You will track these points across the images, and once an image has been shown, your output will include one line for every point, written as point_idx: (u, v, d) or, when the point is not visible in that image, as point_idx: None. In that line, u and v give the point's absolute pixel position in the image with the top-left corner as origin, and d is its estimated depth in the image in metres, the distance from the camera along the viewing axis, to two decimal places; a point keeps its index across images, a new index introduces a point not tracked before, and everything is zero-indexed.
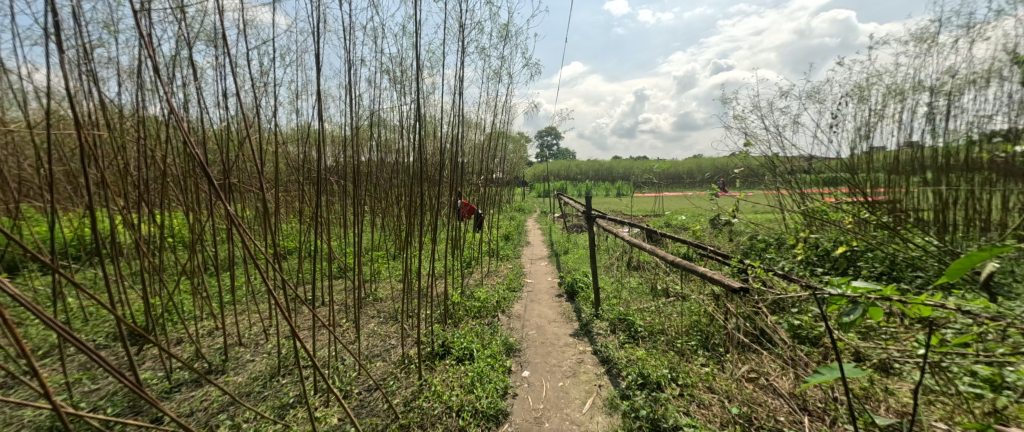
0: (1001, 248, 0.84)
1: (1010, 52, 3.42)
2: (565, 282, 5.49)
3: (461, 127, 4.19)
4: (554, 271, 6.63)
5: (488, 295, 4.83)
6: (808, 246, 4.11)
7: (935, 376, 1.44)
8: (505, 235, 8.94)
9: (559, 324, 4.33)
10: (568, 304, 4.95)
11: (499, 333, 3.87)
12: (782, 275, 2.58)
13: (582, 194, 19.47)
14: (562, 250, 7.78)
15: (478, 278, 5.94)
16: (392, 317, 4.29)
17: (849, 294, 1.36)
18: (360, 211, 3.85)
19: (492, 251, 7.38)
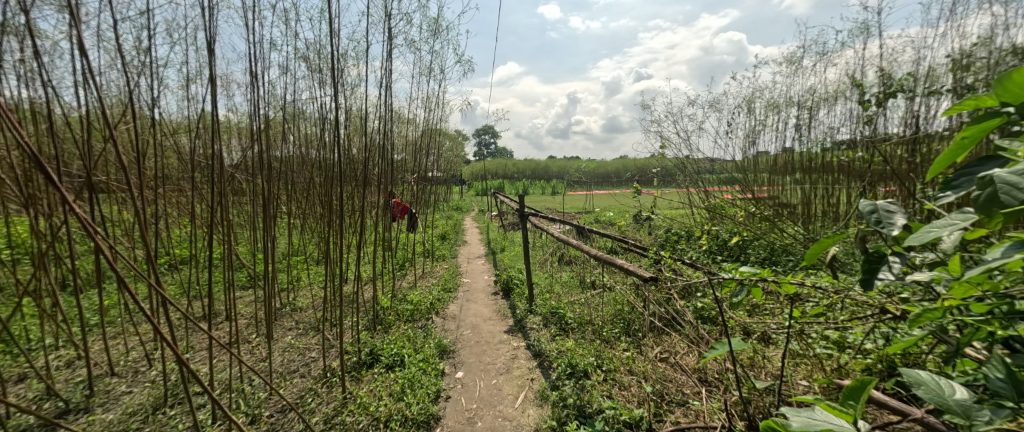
0: (840, 235, 1.06)
1: (851, 76, 4.19)
2: (501, 280, 5.57)
3: (389, 122, 4.04)
4: (490, 269, 6.69)
5: (422, 297, 4.72)
6: (711, 237, 4.65)
7: (799, 342, 1.73)
8: (441, 235, 8.81)
9: (494, 321, 4.39)
10: (504, 301, 5.02)
11: (432, 336, 3.81)
12: (688, 264, 2.89)
13: (517, 193, 19.84)
14: (498, 248, 7.87)
15: (411, 280, 5.77)
16: (314, 328, 4.01)
17: (737, 277, 1.59)
18: (272, 212, 3.52)
19: (427, 251, 7.22)
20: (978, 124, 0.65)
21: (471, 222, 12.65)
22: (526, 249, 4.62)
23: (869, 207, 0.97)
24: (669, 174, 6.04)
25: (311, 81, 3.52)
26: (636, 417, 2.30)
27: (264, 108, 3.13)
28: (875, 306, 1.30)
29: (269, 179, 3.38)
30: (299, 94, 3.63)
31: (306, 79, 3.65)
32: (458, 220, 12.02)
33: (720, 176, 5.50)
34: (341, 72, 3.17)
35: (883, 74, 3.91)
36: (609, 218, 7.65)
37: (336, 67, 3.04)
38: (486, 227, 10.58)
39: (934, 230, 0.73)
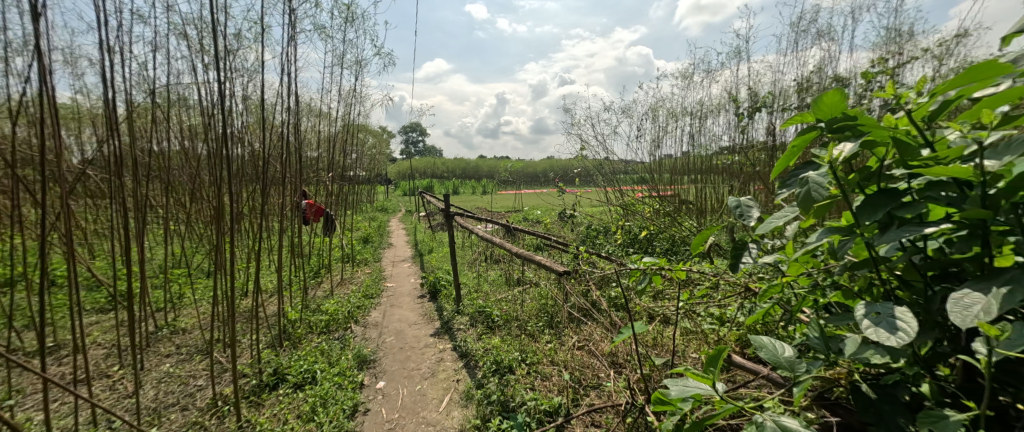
0: (716, 228, 1.24)
1: (731, 91, 4.84)
2: (427, 282, 5.46)
3: (293, 114, 3.69)
4: (417, 271, 6.53)
5: (339, 306, 4.45)
6: (624, 232, 5.06)
7: (691, 320, 1.99)
8: (363, 238, 8.36)
9: (419, 326, 4.30)
10: (430, 304, 4.94)
11: (351, 347, 3.62)
12: (603, 256, 3.11)
13: (446, 193, 19.56)
14: (425, 249, 7.70)
15: (327, 288, 5.40)
16: (200, 352, 3.57)
17: (641, 267, 1.77)
18: (144, 215, 3.01)
19: (347, 255, 6.82)
20: (800, 134, 0.79)
21: (397, 222, 12.20)
22: (452, 250, 4.59)
23: (735, 202, 1.15)
24: (589, 174, 6.45)
25: (193, 64, 3.09)
26: (555, 405, 2.43)
27: (131, 92, 2.70)
28: (740, 283, 1.54)
29: (137, 175, 2.89)
30: (178, 79, 3.16)
31: (185, 61, 3.19)
32: (383, 221, 11.53)
33: (631, 176, 6.01)
34: (231, 54, 2.82)
35: (751, 94, 4.58)
36: (535, 217, 7.93)
37: (223, 47, 2.73)
38: (413, 228, 10.29)
39: (777, 220, 0.89)
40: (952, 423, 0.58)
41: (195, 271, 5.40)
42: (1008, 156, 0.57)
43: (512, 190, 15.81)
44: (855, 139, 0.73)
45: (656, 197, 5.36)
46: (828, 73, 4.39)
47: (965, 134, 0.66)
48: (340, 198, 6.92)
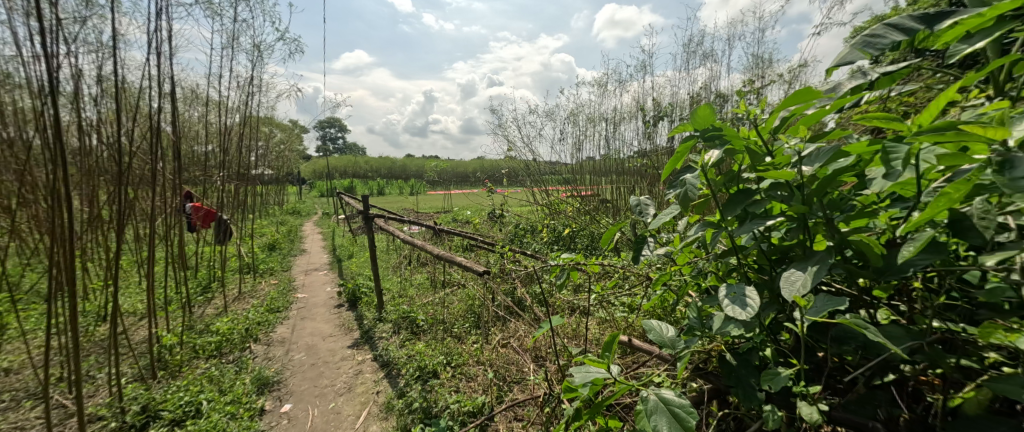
0: (619, 224, 1.36)
1: (639, 100, 5.25)
2: (345, 289, 5.14)
3: (164, 101, 3.22)
4: (334, 279, 6.12)
5: (234, 324, 3.99)
6: (551, 230, 5.26)
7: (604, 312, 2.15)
8: (269, 245, 7.61)
9: (336, 338, 4.04)
10: (350, 313, 4.67)
11: (246, 371, 3.28)
12: (526, 254, 3.18)
13: (369, 193, 18.59)
14: (345, 255, 7.25)
15: (221, 305, 4.81)
16: (32, 396, 2.96)
17: (560, 263, 1.84)
18: None
19: (249, 265, 6.15)
20: (683, 141, 0.90)
21: (313, 226, 11.31)
22: (372, 253, 4.38)
23: (636, 201, 1.27)
24: (517, 175, 6.63)
25: (16, 34, 2.54)
26: (479, 405, 2.45)
27: None
28: (643, 272, 1.69)
29: None
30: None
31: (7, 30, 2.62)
32: (295, 225, 10.61)
33: (553, 179, 6.27)
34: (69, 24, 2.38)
35: (656, 104, 5.04)
36: (463, 218, 7.91)
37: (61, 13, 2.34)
38: (331, 232, 9.61)
39: (667, 215, 1.00)
40: (784, 380, 0.73)
41: (27, 296, 4.43)
42: (819, 164, 0.72)
43: (441, 190, 15.56)
44: (723, 148, 0.86)
45: (576, 197, 5.65)
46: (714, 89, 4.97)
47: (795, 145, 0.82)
48: (237, 202, 6.21)
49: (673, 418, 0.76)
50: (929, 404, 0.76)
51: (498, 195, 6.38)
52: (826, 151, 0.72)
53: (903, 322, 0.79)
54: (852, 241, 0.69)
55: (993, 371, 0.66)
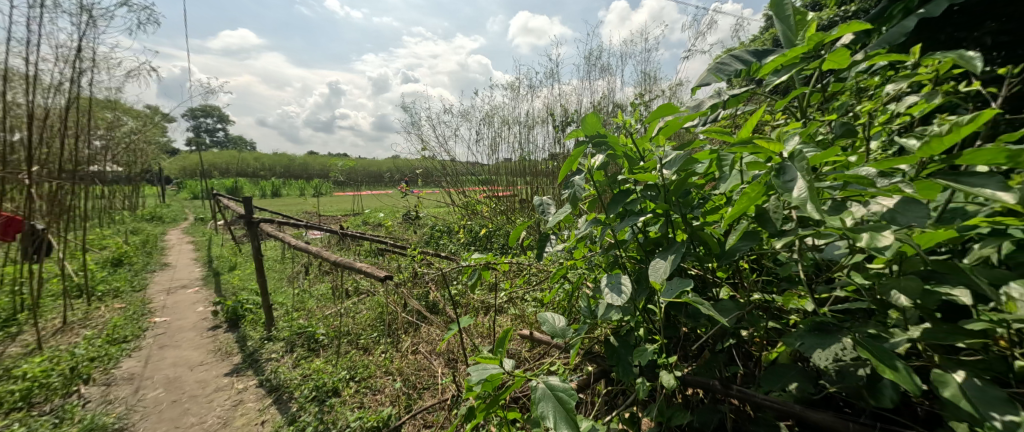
0: (525, 222, 1.42)
1: (548, 105, 5.49)
2: (223, 308, 4.53)
3: None
4: (207, 298, 5.36)
5: (55, 364, 3.24)
6: (468, 231, 5.22)
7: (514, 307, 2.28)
8: (116, 259, 6.34)
9: (208, 367, 3.56)
10: (229, 335, 4.13)
11: (72, 421, 2.69)
12: (438, 255, 3.14)
13: (263, 194, 16.60)
14: (225, 267, 6.39)
15: (32, 341, 3.87)
16: None
17: (473, 263, 1.79)
18: None
19: (79, 287, 5.03)
20: (575, 148, 0.98)
21: (181, 235, 9.71)
22: (259, 265, 3.92)
23: (540, 202, 1.36)
24: (432, 175, 6.51)
25: None
26: (384, 418, 2.35)
27: None
28: (548, 268, 1.80)
29: None
30: None
31: None
32: (156, 234, 8.97)
33: (468, 179, 6.25)
34: None
35: (564, 111, 5.34)
36: (373, 222, 7.52)
37: None
38: (208, 241, 8.34)
39: (562, 213, 1.09)
40: (649, 354, 0.87)
41: None
42: (677, 168, 0.87)
43: (349, 190, 14.58)
44: (606, 153, 0.97)
45: (494, 197, 5.76)
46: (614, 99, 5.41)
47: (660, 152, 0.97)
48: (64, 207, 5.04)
49: (557, 402, 0.83)
50: (755, 360, 0.97)
51: (408, 198, 6.17)
52: (680, 158, 0.87)
53: (736, 297, 0.99)
54: (699, 232, 0.85)
55: (790, 329, 0.87)
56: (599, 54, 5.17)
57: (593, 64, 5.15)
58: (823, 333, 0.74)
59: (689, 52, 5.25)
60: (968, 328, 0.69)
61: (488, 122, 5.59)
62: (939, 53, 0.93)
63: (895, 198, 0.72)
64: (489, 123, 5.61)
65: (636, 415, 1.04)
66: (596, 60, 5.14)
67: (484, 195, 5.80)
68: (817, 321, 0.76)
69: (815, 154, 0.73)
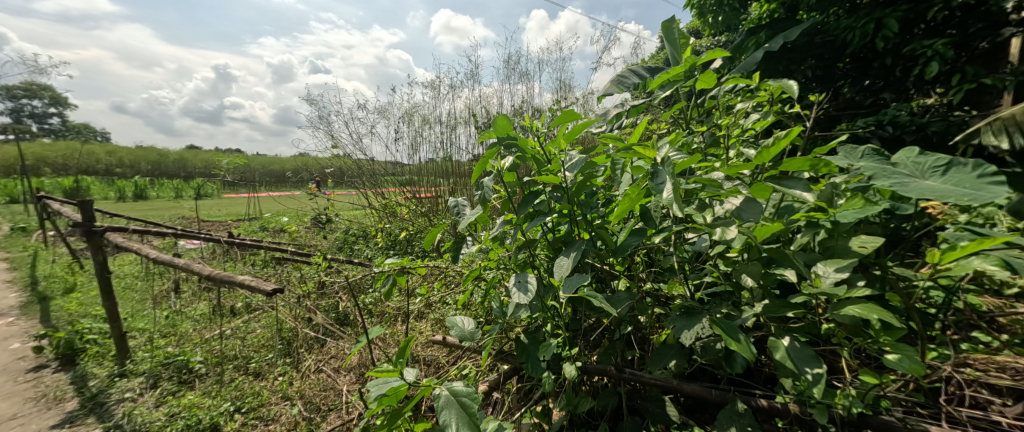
0: (440, 224, 1.39)
1: (468, 107, 5.47)
2: (51, 341, 3.60)
3: None
4: (30, 329, 4.28)
5: None
6: (386, 235, 4.91)
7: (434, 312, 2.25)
8: None
9: (23, 420, 2.60)
10: (60, 376, 3.12)
11: None
12: (348, 261, 2.91)
13: (125, 197, 13.81)
14: (60, 290, 5.14)
15: None
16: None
17: (384, 269, 1.67)
18: None
19: None
20: (487, 149, 1.01)
21: None
22: (107, 285, 3.13)
23: (454, 203, 1.36)
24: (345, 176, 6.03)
25: None
26: None
27: None
28: (464, 270, 1.80)
29: None
30: None
31: None
32: None
33: (388, 180, 5.85)
34: None
35: (484, 113, 5.36)
36: (272, 229, 6.71)
37: None
38: (33, 259, 6.59)
39: (474, 215, 1.11)
40: (553, 348, 0.95)
41: None
42: (577, 171, 0.96)
43: (245, 192, 12.85)
44: (516, 155, 1.01)
45: (414, 199, 5.53)
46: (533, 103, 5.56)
47: (564, 155, 1.05)
48: None
49: (461, 407, 0.85)
50: (645, 343, 1.10)
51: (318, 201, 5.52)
52: (580, 162, 0.96)
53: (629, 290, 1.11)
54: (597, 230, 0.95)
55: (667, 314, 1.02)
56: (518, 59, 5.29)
57: (512, 69, 5.23)
58: (689, 315, 0.87)
59: (597, 64, 5.64)
60: (793, 300, 0.87)
61: (407, 121, 5.35)
62: (771, 81, 1.18)
63: (741, 198, 0.89)
64: (409, 122, 5.36)
65: (546, 407, 1.11)
66: (514, 64, 5.24)
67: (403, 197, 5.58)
68: (687, 305, 0.90)
69: (681, 162, 0.86)
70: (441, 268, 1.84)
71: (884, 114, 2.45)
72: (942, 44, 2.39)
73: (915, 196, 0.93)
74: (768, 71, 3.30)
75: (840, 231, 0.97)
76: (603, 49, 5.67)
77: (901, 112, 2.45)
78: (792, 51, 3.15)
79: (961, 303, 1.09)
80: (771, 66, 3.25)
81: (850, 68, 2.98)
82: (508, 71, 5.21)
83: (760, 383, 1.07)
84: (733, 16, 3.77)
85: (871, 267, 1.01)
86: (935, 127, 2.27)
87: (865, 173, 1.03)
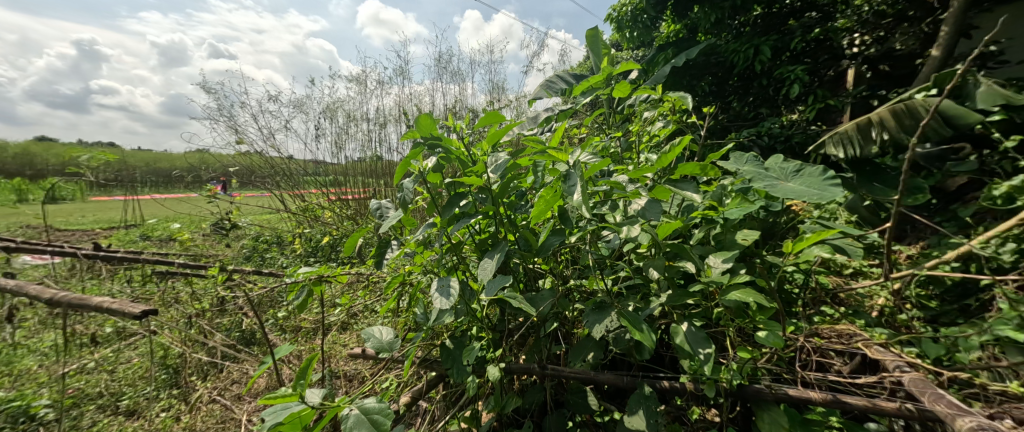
0: (361, 228, 1.30)
1: (399, 105, 5.20)
2: None
3: None
4: None
5: None
6: (305, 240, 4.31)
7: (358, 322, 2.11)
8: None
9: None
10: None
11: None
12: (256, 272, 2.58)
13: None
14: None
15: None
16: None
17: (298, 280, 1.49)
18: None
19: None
20: (411, 149, 0.98)
21: None
22: None
23: (376, 205, 1.30)
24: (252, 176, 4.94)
25: None
26: None
27: None
28: (385, 276, 1.72)
29: None
30: None
31: None
32: None
33: (308, 180, 5.17)
34: None
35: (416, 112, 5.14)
36: (157, 238, 5.66)
37: None
38: None
39: (395, 218, 1.07)
40: (476, 351, 0.97)
41: None
42: (500, 173, 0.98)
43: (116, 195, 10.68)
44: (440, 155, 1.00)
45: (339, 200, 4.88)
46: (468, 104, 5.42)
47: (488, 157, 1.06)
48: None
49: (371, 425, 0.81)
50: (564, 339, 1.15)
51: (224, 201, 4.45)
52: (502, 164, 0.98)
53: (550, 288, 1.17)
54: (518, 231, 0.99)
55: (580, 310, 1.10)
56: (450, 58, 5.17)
57: (443, 67, 5.10)
58: (600, 309, 0.94)
59: (528, 68, 5.74)
60: (690, 289, 0.98)
61: (330, 117, 4.93)
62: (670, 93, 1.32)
63: (645, 199, 0.98)
64: (332, 118, 4.95)
65: (474, 411, 1.11)
66: (447, 63, 5.11)
67: (325, 199, 4.91)
68: (598, 300, 0.96)
69: (593, 165, 0.93)
70: (362, 274, 1.72)
71: (762, 126, 2.89)
72: (801, 70, 2.87)
73: (783, 197, 1.12)
74: (675, 85, 3.66)
75: (728, 226, 1.11)
76: (533, 54, 5.79)
77: (775, 125, 2.89)
78: (693, 68, 3.54)
79: (814, 284, 1.32)
80: (677, 80, 3.62)
81: (738, 85, 3.46)
82: (440, 69, 5.07)
83: (665, 367, 1.19)
84: (647, 33, 4.13)
85: (752, 256, 1.18)
86: (797, 138, 2.71)
87: (745, 176, 1.20)
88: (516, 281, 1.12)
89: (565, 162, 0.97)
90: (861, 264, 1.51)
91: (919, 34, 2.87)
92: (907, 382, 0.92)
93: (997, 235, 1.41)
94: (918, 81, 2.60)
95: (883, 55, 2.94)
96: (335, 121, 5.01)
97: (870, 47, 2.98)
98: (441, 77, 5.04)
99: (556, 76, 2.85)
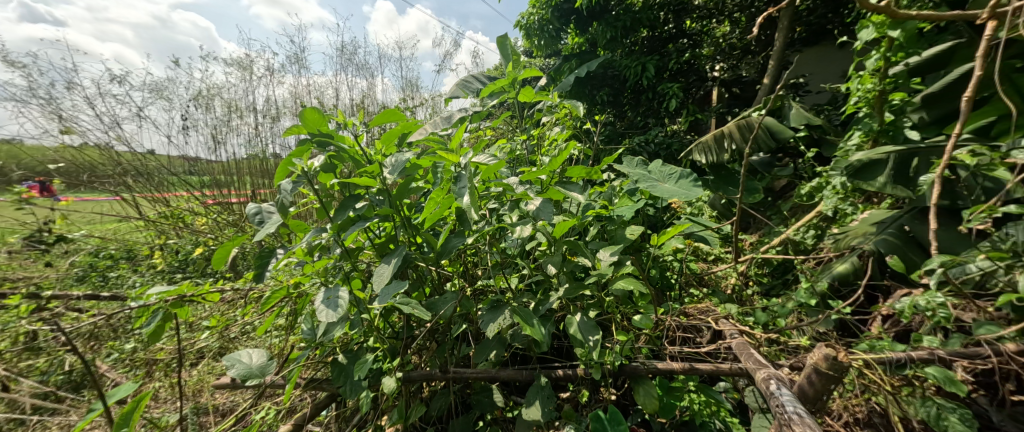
0: (238, 238, 1.11)
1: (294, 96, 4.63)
2: None
3: None
4: None
5: None
6: (168, 254, 3.41)
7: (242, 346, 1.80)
8: None
9: None
10: None
11: None
12: (94, 295, 2.04)
13: None
14: None
15: None
16: None
17: (148, 304, 1.22)
18: None
19: None
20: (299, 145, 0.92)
21: None
22: None
23: (255, 209, 1.14)
24: (83, 173, 3.49)
25: None
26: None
27: None
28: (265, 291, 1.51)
29: None
30: None
31: None
32: None
33: (175, 182, 4.12)
34: None
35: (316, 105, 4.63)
36: None
37: None
38: None
39: (275, 223, 0.96)
40: (369, 364, 0.92)
41: None
42: (399, 173, 0.95)
43: None
44: (330, 152, 0.94)
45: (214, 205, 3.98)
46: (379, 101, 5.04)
47: (387, 156, 1.01)
48: None
49: None
50: (467, 341, 1.15)
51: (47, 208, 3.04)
52: (401, 164, 0.94)
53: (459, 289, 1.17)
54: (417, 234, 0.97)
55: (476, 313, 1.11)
56: (356, 51, 4.80)
57: (347, 59, 4.70)
58: (494, 308, 0.96)
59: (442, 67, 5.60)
60: (584, 282, 1.05)
61: (203, 106, 4.18)
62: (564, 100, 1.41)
63: (538, 200, 1.03)
64: (206, 107, 4.20)
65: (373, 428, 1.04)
66: (352, 55, 4.73)
67: (195, 201, 3.97)
68: (494, 299, 0.99)
69: (490, 166, 0.95)
70: (238, 292, 1.47)
71: (649, 134, 3.27)
72: (677, 86, 3.32)
73: (662, 196, 1.29)
74: (577, 93, 3.92)
75: (619, 222, 1.23)
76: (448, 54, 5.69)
77: (659, 134, 3.28)
78: (593, 79, 3.85)
79: (685, 270, 1.54)
80: (579, 89, 3.89)
81: (630, 97, 3.86)
82: (344, 61, 4.66)
83: (562, 357, 1.26)
84: (553, 42, 4.34)
85: (639, 249, 1.32)
86: (675, 145, 3.13)
87: (632, 178, 1.35)
88: (419, 285, 1.09)
89: (458, 164, 1.01)
90: (719, 251, 1.80)
91: (758, 64, 3.52)
92: (736, 346, 1.10)
93: (804, 225, 1.81)
94: (757, 101, 3.20)
95: (735, 79, 3.61)
96: (210, 111, 4.26)
97: (725, 72, 3.57)
98: (345, 69, 4.64)
99: (472, 77, 2.87)
